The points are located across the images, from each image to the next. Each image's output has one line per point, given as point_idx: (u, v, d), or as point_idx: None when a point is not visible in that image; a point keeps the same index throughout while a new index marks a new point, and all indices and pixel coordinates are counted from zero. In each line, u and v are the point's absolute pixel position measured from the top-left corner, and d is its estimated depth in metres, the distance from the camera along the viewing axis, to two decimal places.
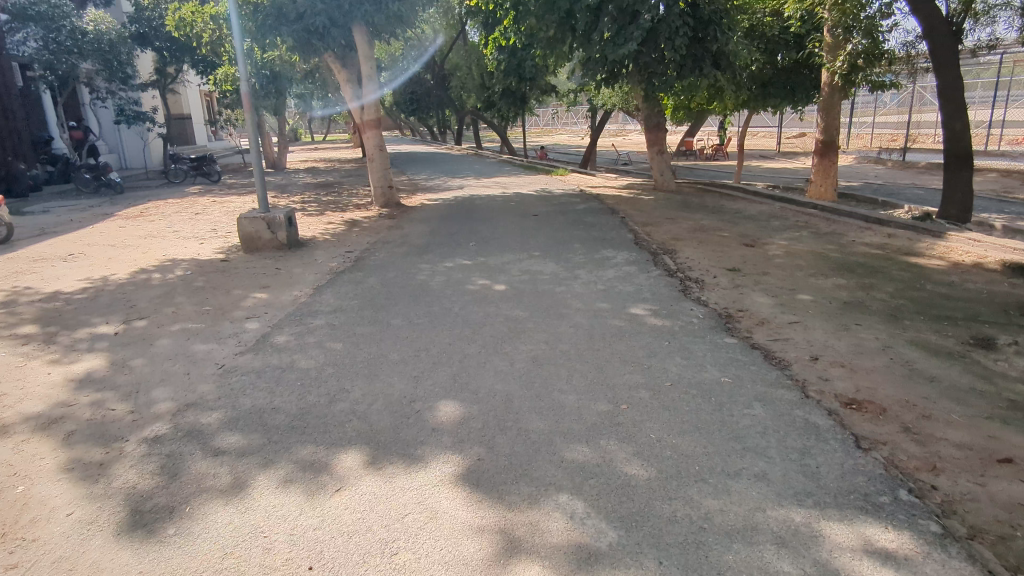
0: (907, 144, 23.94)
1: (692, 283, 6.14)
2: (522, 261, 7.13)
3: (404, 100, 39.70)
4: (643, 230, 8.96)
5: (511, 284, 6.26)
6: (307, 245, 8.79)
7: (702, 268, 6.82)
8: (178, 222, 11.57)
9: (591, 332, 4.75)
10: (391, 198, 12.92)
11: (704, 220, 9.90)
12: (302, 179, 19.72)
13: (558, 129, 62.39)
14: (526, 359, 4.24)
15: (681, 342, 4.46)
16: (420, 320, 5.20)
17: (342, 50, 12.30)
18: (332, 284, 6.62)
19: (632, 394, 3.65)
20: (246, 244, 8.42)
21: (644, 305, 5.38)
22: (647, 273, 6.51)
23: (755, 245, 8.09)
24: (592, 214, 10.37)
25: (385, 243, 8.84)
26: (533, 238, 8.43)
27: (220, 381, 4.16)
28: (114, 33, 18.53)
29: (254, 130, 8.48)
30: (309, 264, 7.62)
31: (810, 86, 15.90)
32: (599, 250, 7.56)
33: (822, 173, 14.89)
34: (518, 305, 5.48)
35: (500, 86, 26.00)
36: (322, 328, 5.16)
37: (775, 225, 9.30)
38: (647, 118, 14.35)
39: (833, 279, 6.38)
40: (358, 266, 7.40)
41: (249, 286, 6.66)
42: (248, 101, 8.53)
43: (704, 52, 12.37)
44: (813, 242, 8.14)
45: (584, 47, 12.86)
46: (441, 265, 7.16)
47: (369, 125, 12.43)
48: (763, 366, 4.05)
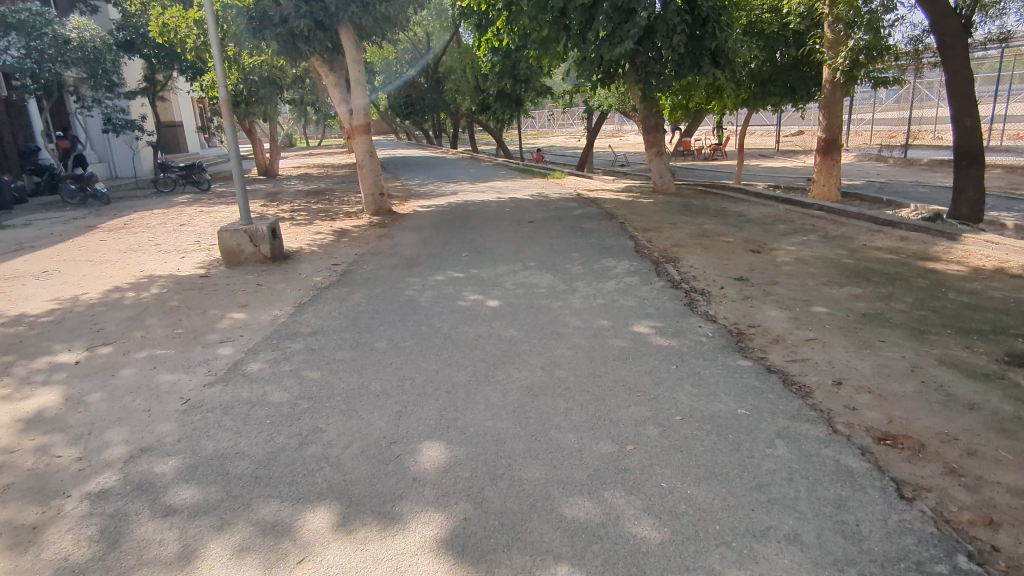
0: (908, 141, 23.61)
1: (698, 295, 5.75)
2: (517, 273, 6.74)
3: (399, 104, 39.28)
4: (644, 237, 8.57)
5: (504, 298, 5.87)
6: (292, 258, 8.40)
7: (707, 278, 6.43)
8: (161, 234, 11.17)
9: (591, 354, 4.36)
10: (382, 205, 12.55)
11: (707, 224, 9.51)
12: (294, 186, 19.35)
13: (554, 131, 62.12)
14: (521, 389, 3.85)
15: (690, 367, 4.07)
16: (407, 343, 4.80)
17: (329, 53, 11.92)
18: (315, 302, 6.22)
19: (639, 431, 3.26)
20: (227, 258, 8.02)
21: (648, 322, 4.99)
22: (650, 284, 6.12)
23: (761, 251, 7.70)
24: (590, 220, 9.98)
25: (374, 254, 8.44)
26: (528, 247, 8.05)
27: (181, 420, 3.76)
28: (98, 41, 18.10)
29: (234, 138, 8.08)
30: (292, 280, 7.22)
31: (811, 83, 15.50)
32: (598, 260, 7.17)
33: (825, 172, 14.52)
34: (512, 324, 5.09)
35: (494, 88, 25.64)
36: (301, 353, 4.77)
37: (781, 229, 8.92)
38: (645, 119, 13.99)
39: (848, 288, 5.99)
40: (344, 281, 7.01)
41: (227, 305, 6.27)
42: (227, 108, 8.12)
43: (702, 50, 11.99)
44: (822, 247, 7.76)
45: (578, 47, 12.47)
46: (431, 279, 6.77)
47: (358, 130, 12.01)
48: (783, 394, 3.66)
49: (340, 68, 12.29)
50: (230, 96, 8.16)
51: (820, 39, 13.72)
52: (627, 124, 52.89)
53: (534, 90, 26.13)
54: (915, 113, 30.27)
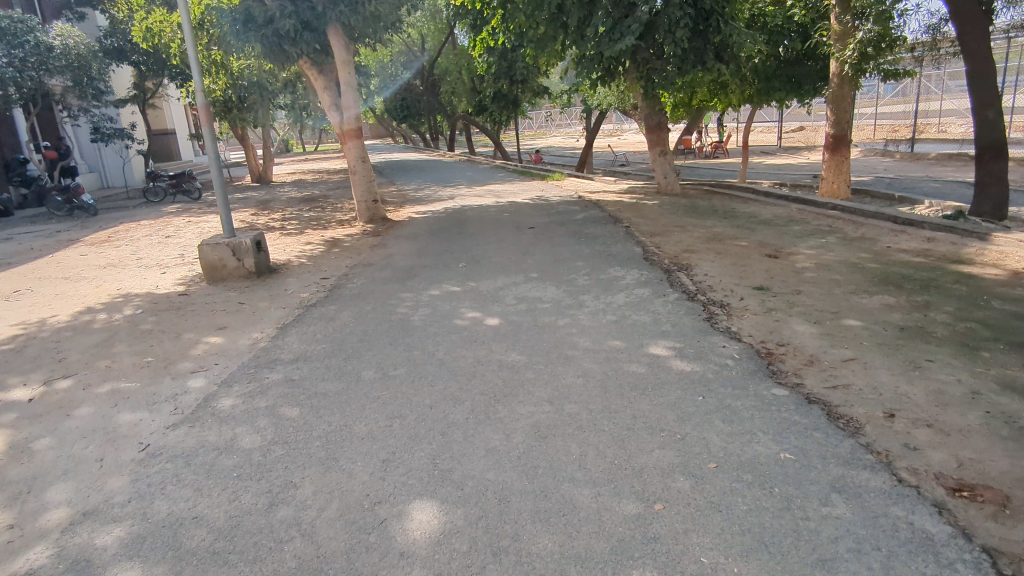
0: (915, 135, 23.15)
1: (717, 309, 5.26)
2: (517, 286, 6.26)
3: (394, 107, 38.74)
4: (652, 242, 8.09)
5: (505, 316, 5.37)
6: (279, 272, 7.90)
7: (724, 287, 5.95)
8: (144, 247, 10.69)
9: (604, 383, 3.86)
10: (376, 212, 12.04)
11: (717, 227, 9.03)
12: (287, 193, 18.89)
13: (552, 131, 61.78)
14: (525, 429, 3.35)
15: (717, 397, 3.59)
16: (398, 372, 4.31)
17: (317, 55, 11.46)
18: (299, 322, 5.74)
19: (667, 484, 2.76)
20: (209, 274, 7.52)
21: (666, 342, 4.49)
22: (663, 297, 5.62)
23: (779, 255, 7.20)
24: (593, 225, 9.48)
25: (366, 266, 7.95)
26: (530, 256, 7.55)
27: (136, 474, 3.26)
28: (83, 48, 17.63)
29: (213, 145, 7.56)
30: (277, 297, 6.73)
31: (817, 78, 15.04)
32: (605, 269, 6.67)
33: (834, 169, 14.03)
34: (515, 347, 4.59)
35: (491, 89, 25.22)
36: (281, 386, 4.28)
37: (797, 231, 8.43)
38: (647, 118, 13.47)
39: (879, 297, 5.50)
40: (332, 297, 6.53)
41: (204, 328, 5.77)
42: (205, 114, 7.57)
43: (706, 45, 11.49)
44: (844, 250, 7.26)
45: (577, 44, 12.02)
46: (425, 294, 6.27)
47: (350, 134, 11.54)
48: (829, 431, 3.17)
49: (330, 70, 11.81)
50: (207, 101, 7.62)
51: (825, 32, 13.24)
52: (625, 123, 52.56)
53: (531, 90, 25.63)
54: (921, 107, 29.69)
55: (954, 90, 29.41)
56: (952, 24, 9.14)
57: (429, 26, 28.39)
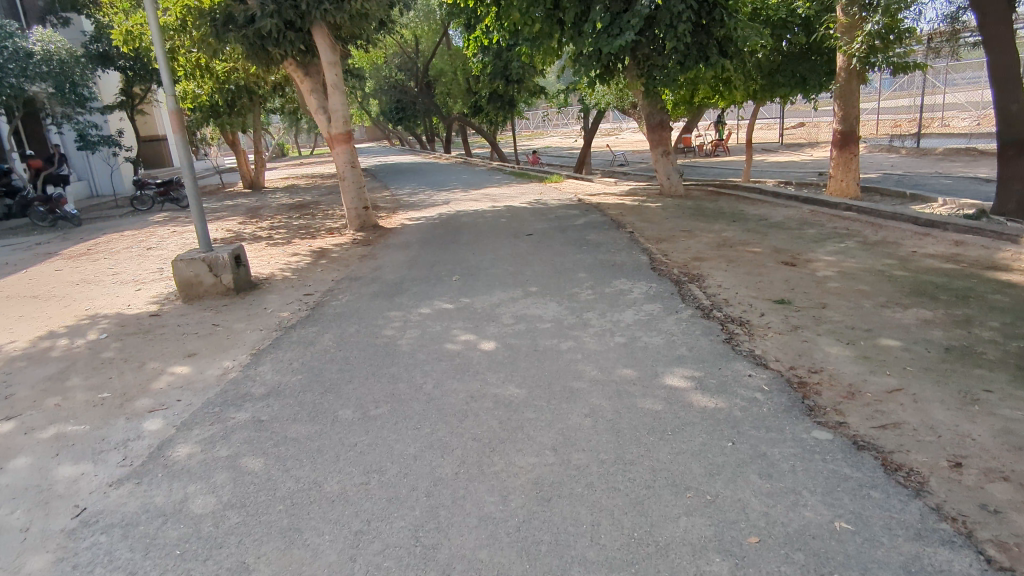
0: (921, 130, 22.67)
1: (737, 328, 4.75)
2: (515, 302, 5.74)
3: (389, 109, 38.18)
4: (658, 250, 7.56)
5: (501, 339, 4.85)
6: (259, 288, 7.38)
7: (742, 301, 5.44)
8: (123, 261, 10.16)
9: (616, 425, 3.34)
10: (367, 219, 11.52)
11: (727, 231, 8.52)
12: (278, 200, 18.37)
13: (550, 131, 61.38)
14: (526, 488, 2.83)
15: (749, 442, 3.08)
16: (380, 411, 3.79)
17: (303, 56, 10.94)
18: (276, 347, 5.22)
19: (701, 570, 2.25)
20: (185, 291, 7.00)
21: (683, 371, 3.97)
22: (676, 314, 5.11)
23: (797, 263, 6.69)
24: (595, 231, 8.97)
25: (353, 280, 7.44)
26: (528, 267, 7.03)
27: (61, 551, 2.74)
28: (65, 53, 17.09)
29: (185, 153, 7.03)
30: (255, 317, 6.21)
31: (823, 72, 14.47)
32: (610, 282, 6.15)
33: (842, 166, 13.51)
34: (512, 378, 4.07)
35: (487, 89, 24.71)
36: (247, 428, 3.76)
37: (812, 235, 7.91)
38: (648, 116, 12.94)
39: (914, 311, 4.98)
40: (314, 317, 6.01)
41: (172, 355, 5.25)
42: (176, 119, 7.04)
43: (709, 40, 10.95)
44: (866, 256, 6.74)
45: (574, 41, 11.52)
46: (415, 312, 5.75)
47: (338, 139, 10.96)
48: (891, 488, 2.65)
49: (316, 72, 11.30)
50: (178, 105, 7.09)
51: (832, 24, 12.76)
52: (623, 122, 52.15)
53: (527, 91, 25.11)
54: (925, 101, 29.17)
55: (959, 83, 28.84)
56: (972, 13, 8.62)
57: (424, 27, 27.88)
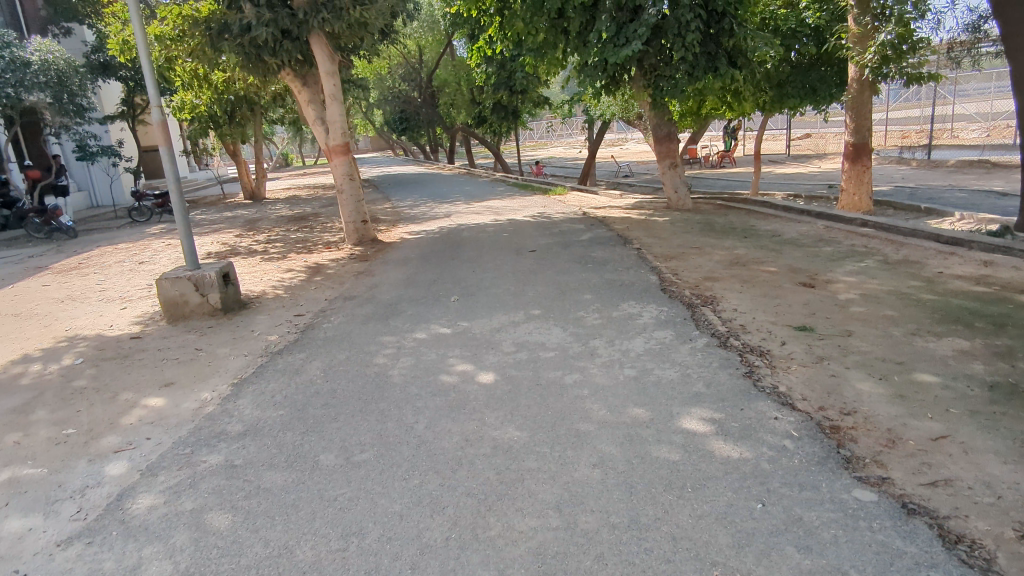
0: (931, 141, 22.29)
1: (756, 360, 4.37)
2: (516, 327, 5.38)
3: (393, 119, 38.00)
4: (668, 269, 7.19)
5: (501, 369, 4.48)
6: (249, 308, 7.03)
7: (760, 328, 5.06)
8: (113, 276, 9.83)
9: (628, 479, 2.97)
10: (366, 234, 11.17)
11: (739, 248, 8.15)
12: (278, 211, 18.09)
13: (554, 142, 61.23)
14: (526, 561, 2.46)
15: (781, 504, 2.70)
16: (365, 456, 3.42)
17: (300, 66, 10.68)
18: (259, 376, 4.86)
19: None
20: (169, 311, 6.65)
21: (701, 411, 3.60)
22: (690, 343, 4.74)
23: (817, 284, 6.31)
24: (600, 247, 8.61)
25: (347, 299, 7.08)
26: (531, 287, 6.67)
27: None
28: (63, 63, 16.84)
29: (172, 166, 6.69)
30: (242, 341, 5.85)
31: (834, 83, 14.04)
32: (617, 304, 5.78)
33: (854, 180, 13.15)
34: (512, 418, 3.70)
35: (490, 100, 24.47)
36: (216, 475, 3.39)
37: (829, 253, 7.53)
38: (655, 127, 12.57)
39: (949, 340, 4.61)
40: (303, 341, 5.66)
41: (147, 384, 4.89)
42: (163, 131, 6.71)
43: (718, 49, 10.63)
44: (888, 277, 6.37)
45: (579, 51, 11.25)
46: (410, 337, 5.39)
47: (336, 150, 10.63)
48: (953, 568, 2.27)
49: (315, 82, 11.03)
50: (164, 115, 6.75)
51: (843, 34, 12.45)
52: (628, 133, 51.88)
53: (531, 100, 24.87)
54: (933, 112, 28.79)
55: (968, 94, 28.46)
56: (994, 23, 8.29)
57: (427, 37, 27.70)
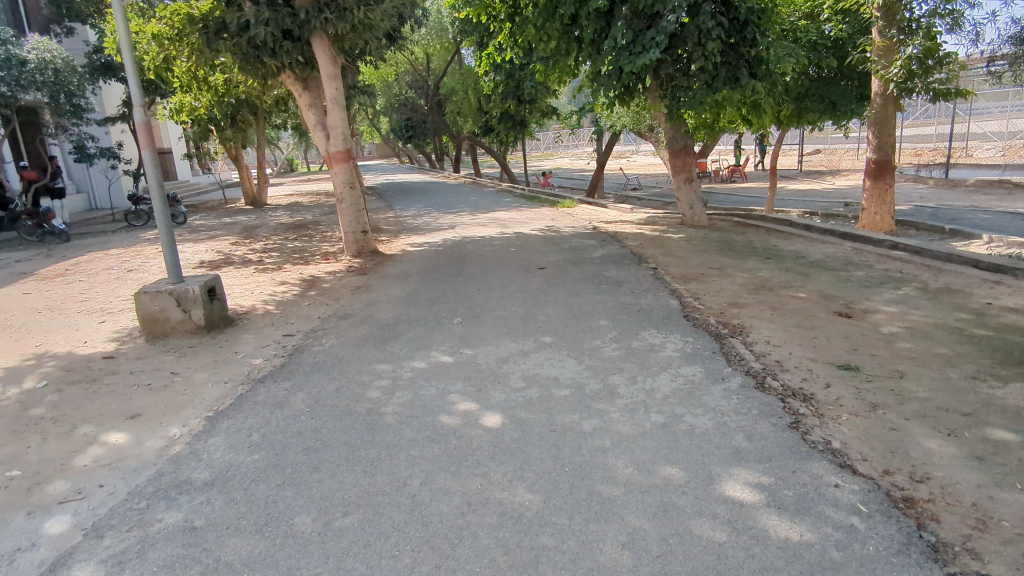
0: (950, 160, 21.75)
1: (802, 408, 3.81)
2: (526, 358, 4.85)
3: (399, 127, 37.60)
4: (688, 293, 6.64)
5: (510, 410, 3.94)
6: (235, 325, 6.51)
7: (799, 367, 4.51)
8: (98, 285, 9.33)
9: (668, 569, 2.42)
10: (365, 245, 10.64)
11: (763, 270, 7.62)
12: (277, 218, 17.62)
13: (561, 152, 60.92)
14: None
15: None
16: (348, 521, 2.88)
17: (301, 68, 10.23)
18: (238, 409, 4.34)
19: None
20: (149, 328, 6.14)
21: (745, 474, 3.06)
22: (724, 383, 4.20)
23: (854, 314, 5.77)
24: (614, 266, 8.08)
25: (342, 318, 6.56)
26: (540, 310, 6.14)
27: None
28: (61, 62, 16.45)
29: (155, 172, 6.17)
30: (223, 365, 5.33)
31: (855, 97, 13.54)
32: (637, 333, 5.25)
33: (876, 198, 12.62)
34: (524, 475, 3.17)
35: (498, 109, 24.06)
36: (171, 540, 2.85)
37: (861, 279, 7.00)
38: (671, 139, 12.05)
39: (1018, 387, 4.06)
40: (289, 368, 5.12)
41: (111, 416, 4.35)
42: (145, 133, 6.19)
43: (739, 60, 10.13)
44: (932, 308, 5.84)
45: (592, 59, 10.76)
46: (407, 367, 4.86)
47: (337, 157, 10.14)
48: None
49: (316, 86, 10.63)
50: (148, 116, 6.24)
51: (867, 47, 11.98)
52: (635, 146, 51.46)
53: (539, 110, 24.44)
54: (949, 130, 28.26)
55: (985, 114, 27.93)
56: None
57: (435, 44, 27.32)
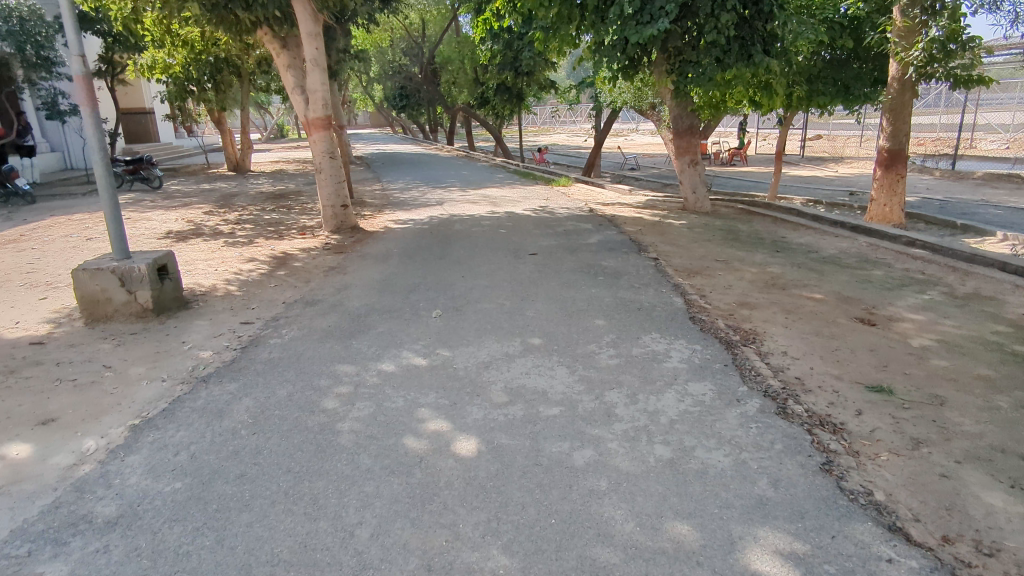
0: (956, 151, 21.20)
1: (834, 444, 3.21)
2: (512, 364, 4.22)
3: (392, 95, 36.40)
4: (694, 289, 6.02)
5: (488, 433, 3.32)
6: (189, 308, 5.84)
7: (824, 387, 3.91)
8: (51, 254, 8.58)
9: None
10: (345, 220, 9.89)
11: (773, 265, 7.01)
12: (258, 187, 16.79)
13: (557, 129, 59.91)
14: None
15: None
16: None
17: (279, 24, 9.37)
18: (170, 418, 3.69)
19: None
20: (88, 310, 5.46)
21: (775, 539, 2.46)
22: (741, 406, 3.60)
23: (878, 322, 5.18)
24: (611, 254, 7.43)
25: (309, 304, 5.89)
26: (529, 305, 5.50)
27: None
28: (28, 11, 15.43)
29: (96, 135, 5.36)
30: (165, 357, 4.66)
31: (869, 81, 12.83)
32: (638, 338, 4.64)
33: (886, 189, 11.99)
34: (500, 529, 2.55)
35: (494, 80, 23.17)
36: None
37: (881, 280, 6.41)
38: (676, 118, 11.31)
39: None
40: (238, 365, 4.46)
41: (18, 421, 3.69)
42: (85, 87, 5.29)
43: (753, 35, 9.37)
44: (964, 317, 5.27)
45: (596, 28, 9.95)
46: (373, 369, 4.22)
47: (316, 124, 9.35)
48: None
49: (296, 45, 9.77)
50: (89, 70, 5.36)
51: (886, 28, 11.22)
52: (633, 126, 50.46)
53: (536, 83, 23.49)
54: (954, 121, 27.61)
55: (991, 107, 27.35)
56: None
57: (431, 10, 26.29)
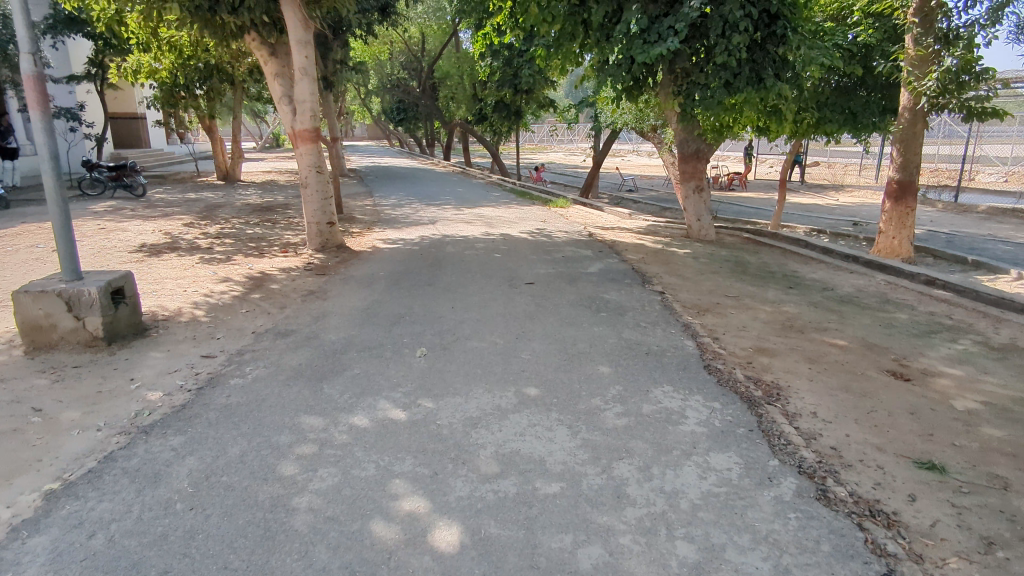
0: (959, 183, 20.92)
1: (894, 545, 2.64)
2: (502, 422, 3.64)
3: (390, 108, 36.03)
4: (706, 330, 5.48)
5: (473, 518, 2.74)
6: (146, 336, 5.24)
7: (867, 462, 3.35)
8: (10, 267, 7.96)
9: None
10: (331, 239, 9.30)
11: (788, 304, 6.49)
12: (245, 198, 16.23)
13: (555, 148, 59.71)
14: None
15: None
16: None
17: (267, 30, 8.87)
18: (94, 481, 3.09)
19: None
20: (30, 337, 4.86)
21: None
22: (775, 489, 3.03)
23: (913, 376, 4.65)
24: (613, 286, 6.91)
25: (280, 336, 5.30)
26: (525, 345, 4.94)
27: None
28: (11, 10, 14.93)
29: (48, 142, 4.79)
30: (106, 398, 4.06)
31: (878, 110, 12.39)
32: (649, 392, 4.08)
33: (895, 222, 11.54)
34: None
35: (493, 96, 22.82)
36: None
37: (907, 325, 5.90)
38: (681, 142, 10.82)
39: None
40: (188, 412, 3.86)
41: None
42: (36, 89, 4.74)
43: (765, 58, 8.88)
44: (1006, 373, 4.74)
45: (600, 46, 9.47)
46: (344, 424, 3.64)
47: (302, 136, 8.80)
48: None
49: (285, 53, 9.27)
50: (43, 71, 4.82)
51: (899, 56, 10.81)
52: (631, 147, 50.26)
53: (535, 101, 23.10)
54: (954, 153, 27.35)
55: (992, 141, 27.10)
56: None
57: (431, 24, 26.04)
